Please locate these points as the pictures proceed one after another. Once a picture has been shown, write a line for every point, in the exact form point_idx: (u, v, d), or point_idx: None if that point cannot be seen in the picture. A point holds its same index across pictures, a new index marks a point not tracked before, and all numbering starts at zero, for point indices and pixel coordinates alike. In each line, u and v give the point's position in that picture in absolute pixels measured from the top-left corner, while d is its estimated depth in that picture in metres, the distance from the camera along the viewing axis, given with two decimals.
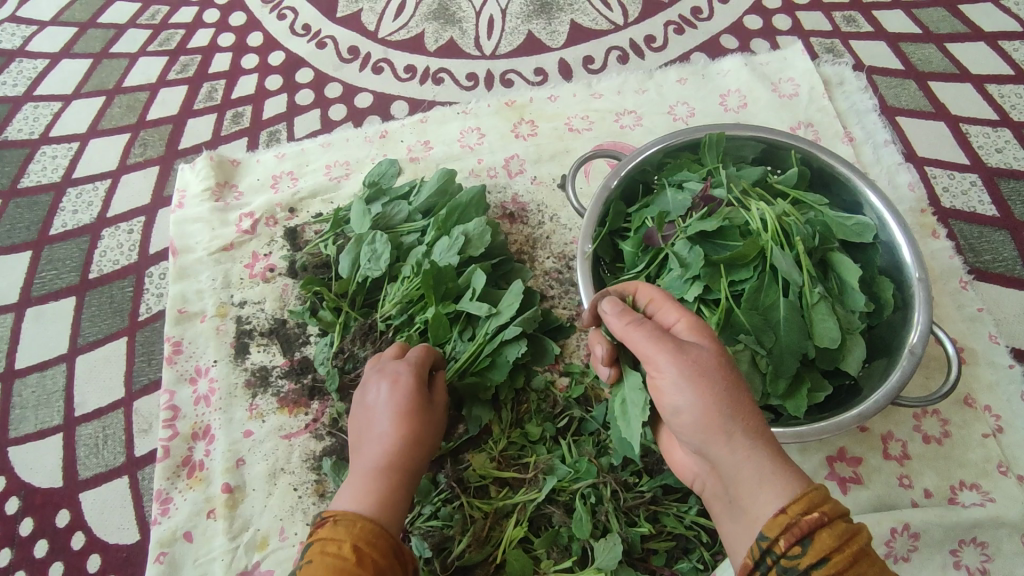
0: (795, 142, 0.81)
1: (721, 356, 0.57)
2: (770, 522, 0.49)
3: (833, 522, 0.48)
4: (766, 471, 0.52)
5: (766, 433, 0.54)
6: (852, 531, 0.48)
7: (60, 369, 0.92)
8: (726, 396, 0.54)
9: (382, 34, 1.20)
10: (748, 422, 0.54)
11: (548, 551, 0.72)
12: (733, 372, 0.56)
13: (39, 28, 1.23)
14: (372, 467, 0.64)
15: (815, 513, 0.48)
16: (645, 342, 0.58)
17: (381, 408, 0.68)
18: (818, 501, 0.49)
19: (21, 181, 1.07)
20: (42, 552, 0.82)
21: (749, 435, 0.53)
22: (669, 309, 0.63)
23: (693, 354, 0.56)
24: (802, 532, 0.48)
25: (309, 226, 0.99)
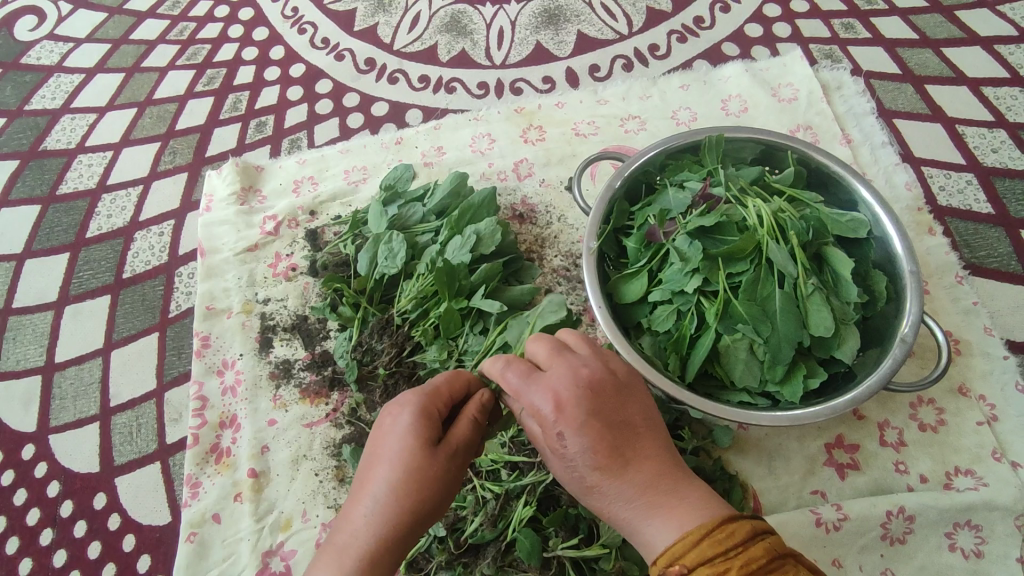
0: (790, 143, 0.85)
1: (572, 442, 0.59)
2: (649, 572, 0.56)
3: (693, 573, 0.52)
4: (638, 531, 0.58)
5: (636, 495, 0.58)
6: (715, 574, 0.51)
7: (97, 363, 0.98)
8: (588, 487, 0.60)
9: (397, 46, 1.26)
10: (613, 497, 0.59)
11: (557, 530, 0.75)
12: (584, 461, 0.59)
13: (75, 45, 1.31)
14: (364, 525, 0.59)
15: (676, 566, 0.53)
16: (527, 430, 0.64)
17: (393, 445, 0.61)
18: (678, 554, 0.54)
19: (60, 188, 1.14)
20: (80, 533, 0.87)
21: (618, 507, 0.59)
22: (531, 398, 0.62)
23: (559, 454, 0.60)
24: None
25: (329, 227, 1.04)
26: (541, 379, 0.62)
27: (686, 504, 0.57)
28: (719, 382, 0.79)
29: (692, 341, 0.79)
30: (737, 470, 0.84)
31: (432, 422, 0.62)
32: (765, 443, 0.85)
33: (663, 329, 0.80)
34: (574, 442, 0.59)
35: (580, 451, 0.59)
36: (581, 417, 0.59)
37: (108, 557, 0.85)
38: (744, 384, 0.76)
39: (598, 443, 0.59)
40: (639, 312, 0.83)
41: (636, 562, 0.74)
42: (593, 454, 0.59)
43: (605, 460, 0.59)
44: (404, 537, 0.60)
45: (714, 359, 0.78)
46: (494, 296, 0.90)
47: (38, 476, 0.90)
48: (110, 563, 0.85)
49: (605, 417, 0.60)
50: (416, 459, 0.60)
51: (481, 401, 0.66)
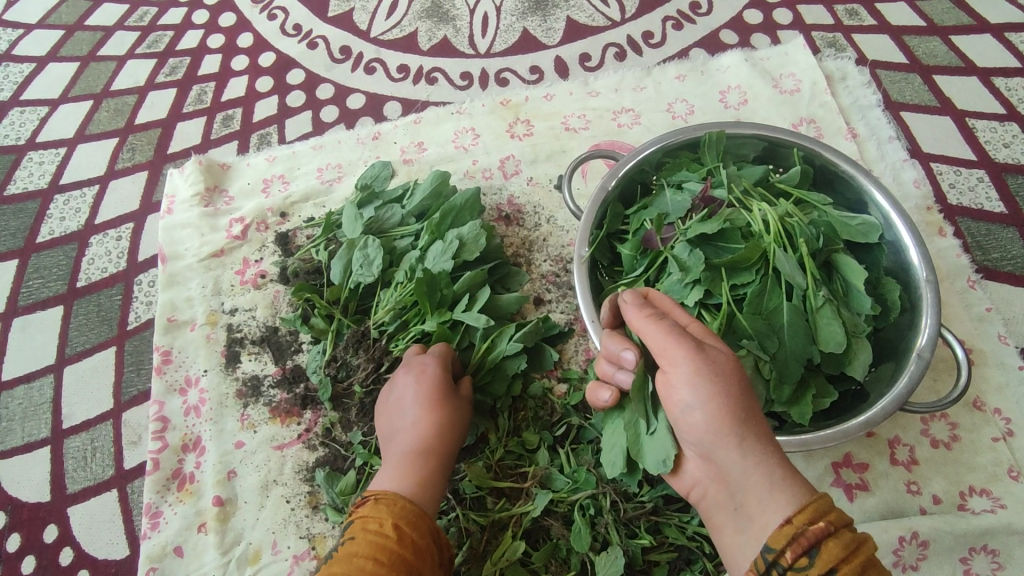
0: (796, 140, 0.79)
1: (733, 364, 0.57)
2: (775, 533, 0.49)
3: (839, 534, 0.47)
4: (775, 479, 0.52)
5: (773, 446, 0.54)
6: (859, 540, 0.47)
7: (48, 380, 0.90)
8: (739, 417, 0.54)
9: (375, 33, 1.18)
10: (757, 435, 0.54)
11: (546, 565, 0.70)
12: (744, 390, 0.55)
13: (26, 31, 1.21)
14: (410, 452, 0.67)
15: (820, 523, 0.48)
16: (659, 340, 0.58)
17: (410, 401, 0.71)
18: (823, 510, 0.49)
19: (8, 188, 1.05)
20: (29, 569, 0.80)
21: (760, 445, 0.54)
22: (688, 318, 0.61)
23: (716, 370, 0.55)
24: (808, 542, 0.47)
25: (301, 231, 0.97)
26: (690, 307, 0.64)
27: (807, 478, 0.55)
28: None
29: None
30: None
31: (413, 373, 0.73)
32: None
33: None
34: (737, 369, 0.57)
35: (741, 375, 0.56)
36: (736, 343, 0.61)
37: None
38: None
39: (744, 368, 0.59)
40: None
41: None
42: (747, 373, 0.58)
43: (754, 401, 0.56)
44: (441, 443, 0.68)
45: None
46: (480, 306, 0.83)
47: None
48: None
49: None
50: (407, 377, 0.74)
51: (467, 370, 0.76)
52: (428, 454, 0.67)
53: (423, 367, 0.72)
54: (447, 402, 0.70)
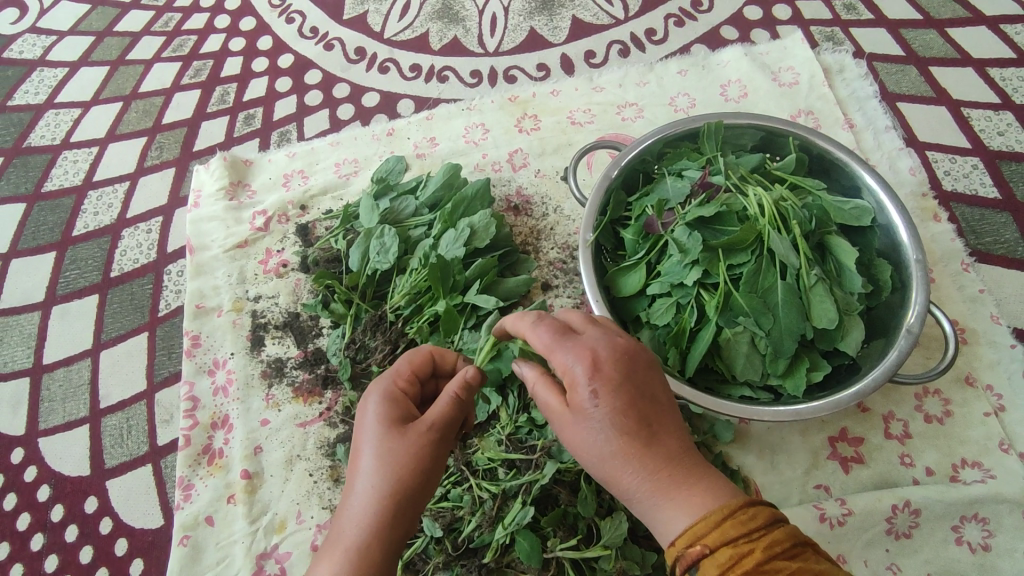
0: (792, 129, 0.83)
1: (613, 411, 0.56)
2: (668, 551, 0.54)
3: (716, 554, 0.51)
4: (656, 518, 0.56)
5: (661, 469, 0.56)
6: (739, 555, 0.50)
7: (85, 364, 0.96)
8: (609, 456, 0.57)
9: (388, 34, 1.23)
10: (635, 471, 0.56)
11: (554, 530, 0.74)
12: (614, 430, 0.56)
13: (58, 38, 1.28)
14: (339, 541, 0.57)
15: (698, 546, 0.52)
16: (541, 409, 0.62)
17: (361, 456, 0.60)
18: (702, 533, 0.52)
19: (45, 185, 1.12)
20: (72, 537, 0.85)
21: (639, 494, 0.56)
22: (562, 356, 0.59)
23: (584, 419, 0.57)
24: (686, 565, 0.52)
25: (320, 222, 1.02)
26: (573, 341, 0.60)
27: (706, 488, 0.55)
28: (719, 377, 0.77)
29: (691, 335, 0.77)
30: (739, 464, 0.82)
31: (401, 406, 0.63)
32: (767, 436, 0.84)
33: (662, 322, 0.77)
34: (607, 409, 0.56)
35: (608, 415, 0.56)
36: (618, 380, 0.57)
37: (100, 562, 0.84)
38: (746, 378, 0.73)
39: (628, 408, 0.57)
40: (638, 305, 0.80)
41: (636, 561, 0.72)
42: (614, 432, 0.56)
43: (632, 432, 0.56)
44: (392, 522, 0.57)
45: (714, 353, 0.76)
46: (489, 290, 0.88)
47: (27, 480, 0.89)
48: (102, 568, 0.84)
49: (636, 387, 0.58)
50: (393, 438, 0.60)
51: (463, 375, 0.63)
52: (371, 527, 0.57)
53: (376, 401, 0.63)
54: (407, 436, 0.60)
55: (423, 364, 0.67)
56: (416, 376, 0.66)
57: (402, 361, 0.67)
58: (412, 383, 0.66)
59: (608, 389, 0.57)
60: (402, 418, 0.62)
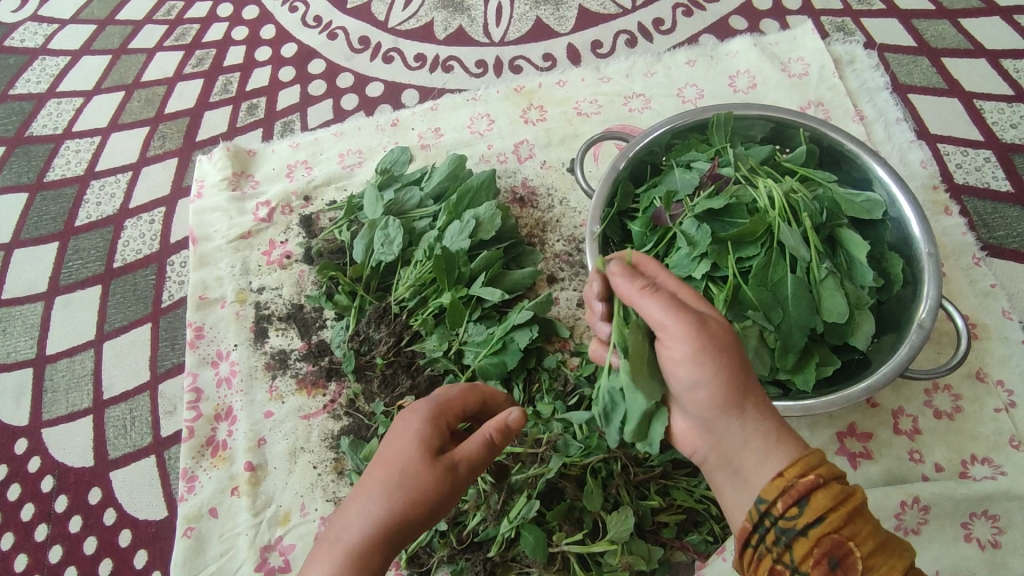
0: (802, 120, 0.81)
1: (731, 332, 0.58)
2: (768, 486, 0.53)
3: (829, 485, 0.52)
4: (770, 440, 0.56)
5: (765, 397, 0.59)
6: (846, 493, 0.52)
7: (88, 355, 0.95)
8: (740, 364, 0.57)
9: (392, 23, 1.21)
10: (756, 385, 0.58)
11: (560, 524, 0.73)
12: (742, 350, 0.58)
13: (60, 26, 1.27)
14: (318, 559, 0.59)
15: (812, 475, 0.52)
16: (658, 312, 0.57)
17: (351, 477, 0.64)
18: (815, 464, 0.53)
19: (47, 175, 1.11)
20: (75, 528, 0.85)
21: (756, 407, 0.57)
22: (669, 283, 0.63)
23: (706, 321, 0.57)
24: (798, 494, 0.52)
25: (324, 213, 1.01)
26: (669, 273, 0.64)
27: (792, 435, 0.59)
28: None
29: None
30: None
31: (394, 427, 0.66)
32: None
33: None
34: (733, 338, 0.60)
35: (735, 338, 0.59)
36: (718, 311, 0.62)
37: (104, 553, 0.84)
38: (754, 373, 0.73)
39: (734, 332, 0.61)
40: None
41: (643, 557, 0.71)
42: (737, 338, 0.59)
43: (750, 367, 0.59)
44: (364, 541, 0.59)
45: None
46: (494, 283, 0.87)
47: (31, 471, 0.89)
48: (107, 559, 0.83)
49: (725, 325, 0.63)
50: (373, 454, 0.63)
51: (504, 419, 0.62)
52: (374, 544, 0.58)
53: (416, 430, 0.62)
54: (433, 470, 0.60)
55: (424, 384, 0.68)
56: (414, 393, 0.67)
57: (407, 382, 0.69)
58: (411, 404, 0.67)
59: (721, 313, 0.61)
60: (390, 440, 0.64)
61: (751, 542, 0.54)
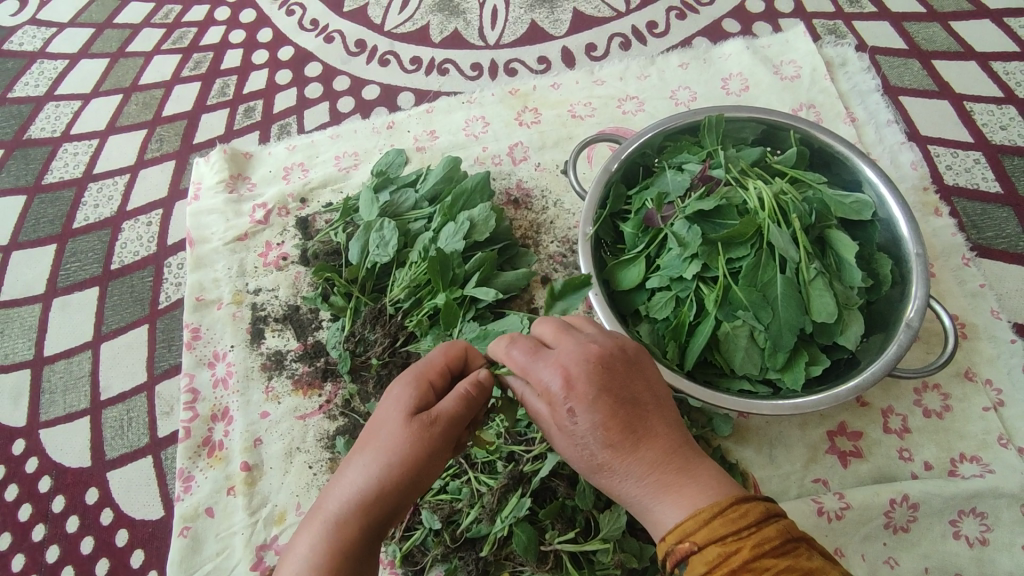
0: (793, 122, 0.82)
1: (604, 395, 0.57)
2: (659, 547, 0.55)
3: (705, 550, 0.51)
4: (650, 513, 0.57)
5: (650, 470, 0.56)
6: (727, 552, 0.50)
7: (86, 356, 0.96)
8: (600, 463, 0.57)
9: (388, 27, 1.22)
10: (626, 473, 0.56)
11: (552, 522, 0.74)
12: (596, 425, 0.56)
13: (58, 30, 1.28)
14: (321, 511, 0.58)
15: (686, 543, 0.52)
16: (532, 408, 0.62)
17: (366, 441, 0.61)
18: (691, 531, 0.52)
19: (45, 178, 1.12)
20: (73, 528, 0.86)
21: (627, 487, 0.57)
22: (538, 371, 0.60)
23: (568, 430, 0.58)
24: (676, 562, 0.52)
25: (320, 215, 1.02)
26: (547, 355, 0.59)
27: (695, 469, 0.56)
28: (719, 371, 0.77)
29: (691, 328, 0.77)
30: (738, 459, 0.82)
31: (421, 396, 0.62)
32: (766, 430, 0.84)
33: (661, 316, 0.78)
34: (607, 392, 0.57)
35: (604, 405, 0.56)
36: (595, 392, 0.56)
37: (101, 553, 0.84)
38: (745, 372, 0.74)
39: (610, 418, 0.56)
40: (638, 299, 0.80)
41: (634, 554, 0.72)
42: (600, 435, 0.56)
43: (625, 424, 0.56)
44: (373, 518, 0.57)
45: (713, 348, 0.76)
46: (487, 283, 0.88)
47: (28, 471, 0.89)
48: (104, 559, 0.84)
49: (616, 393, 0.57)
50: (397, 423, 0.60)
51: (475, 376, 0.63)
52: (354, 515, 0.57)
53: (401, 392, 0.62)
54: (421, 433, 0.59)
55: (454, 361, 0.66)
56: (447, 369, 0.65)
57: (437, 354, 0.66)
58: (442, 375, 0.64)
59: (584, 401, 0.56)
60: (419, 409, 0.61)
61: None
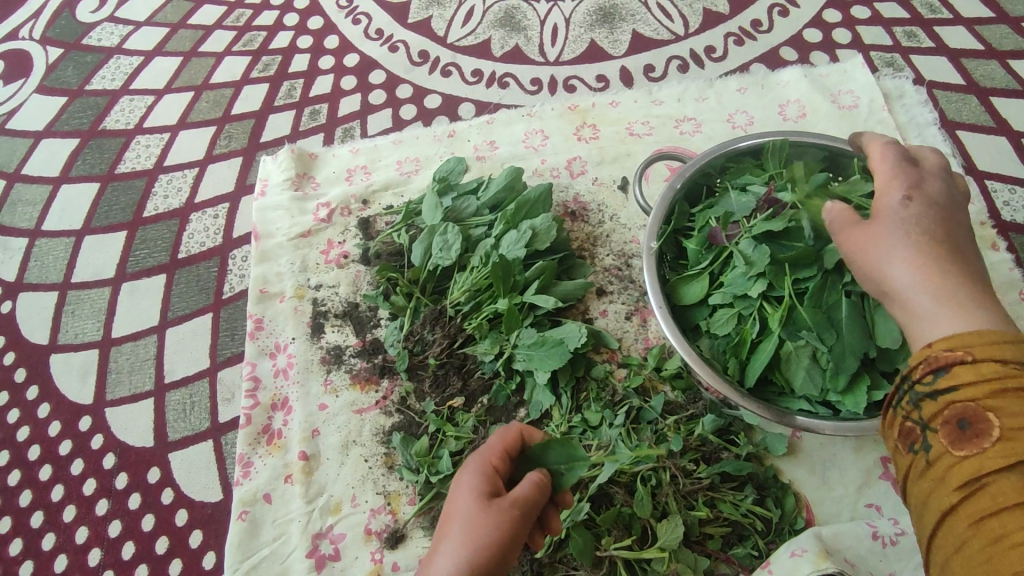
0: (858, 150, 0.83)
1: (904, 217, 0.63)
2: (919, 353, 0.57)
3: (977, 364, 0.52)
4: (941, 312, 0.57)
5: (947, 290, 0.58)
6: (1004, 375, 0.51)
7: (152, 340, 0.99)
8: (915, 263, 0.60)
9: (451, 39, 1.26)
10: (921, 272, 0.60)
11: (609, 529, 0.75)
12: (906, 238, 0.61)
13: (135, 28, 1.33)
14: None
15: (960, 351, 0.53)
16: (885, 204, 0.65)
17: (455, 526, 0.63)
18: (968, 344, 0.53)
19: (118, 167, 1.16)
20: (134, 505, 0.88)
21: (934, 288, 0.59)
22: (881, 200, 0.65)
23: (880, 228, 0.63)
24: (937, 364, 0.54)
25: (381, 217, 1.05)
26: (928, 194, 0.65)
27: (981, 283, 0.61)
28: (778, 389, 0.79)
29: (752, 345, 0.79)
30: (790, 479, 0.82)
31: (492, 478, 0.65)
32: (819, 453, 0.83)
33: (723, 332, 0.80)
34: (880, 214, 0.64)
35: (906, 222, 0.62)
36: (932, 210, 0.63)
37: (161, 531, 0.87)
38: (805, 392, 0.75)
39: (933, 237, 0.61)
40: (699, 314, 0.82)
41: (689, 566, 0.74)
42: (926, 230, 0.62)
43: (929, 229, 0.62)
44: None
45: (774, 367, 0.78)
46: (546, 290, 0.91)
47: (94, 448, 0.92)
48: (163, 537, 0.86)
49: (948, 232, 0.62)
50: (478, 507, 0.63)
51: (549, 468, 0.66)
52: None
53: (472, 476, 0.65)
54: (497, 518, 0.61)
55: (512, 443, 0.68)
56: (507, 453, 0.68)
57: (496, 436, 0.69)
58: (504, 459, 0.67)
59: (926, 212, 0.63)
60: (492, 492, 0.64)
61: (895, 406, 0.58)
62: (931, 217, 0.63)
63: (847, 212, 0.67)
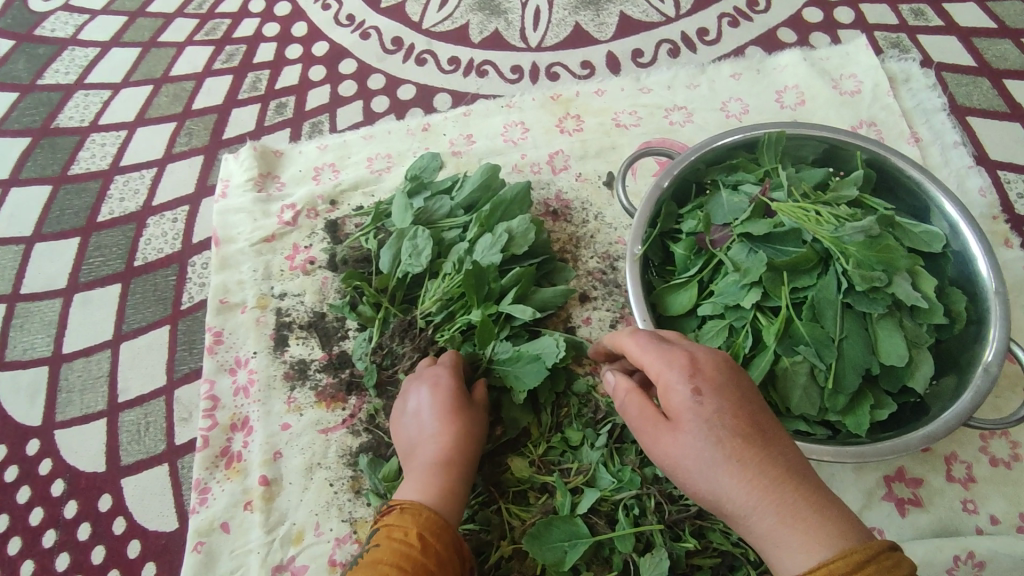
0: (860, 143, 0.76)
1: (697, 409, 0.52)
2: None
3: None
4: (779, 529, 0.49)
5: (770, 487, 0.50)
6: None
7: (105, 355, 0.93)
8: (723, 459, 0.51)
9: (426, 24, 1.18)
10: (741, 479, 0.50)
11: (588, 562, 0.70)
12: (715, 441, 0.51)
13: (91, 17, 1.25)
14: (427, 464, 0.69)
15: None
16: (673, 401, 0.53)
17: (429, 413, 0.73)
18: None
19: (71, 168, 1.09)
20: (84, 536, 0.83)
21: (765, 502, 0.49)
22: (668, 398, 0.54)
23: (680, 433, 0.53)
24: None
25: (349, 219, 0.98)
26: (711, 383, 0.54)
27: (797, 454, 0.53)
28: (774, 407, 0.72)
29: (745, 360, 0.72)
30: None
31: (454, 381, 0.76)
32: None
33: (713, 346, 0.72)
34: (679, 421, 0.53)
35: (703, 419, 0.52)
36: (722, 381, 0.54)
37: (112, 563, 0.81)
38: (802, 412, 0.68)
39: (736, 428, 0.51)
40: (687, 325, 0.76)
41: None
42: (725, 414, 0.52)
43: (737, 425, 0.52)
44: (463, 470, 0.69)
45: (769, 384, 0.71)
46: (524, 299, 0.84)
47: (42, 473, 0.86)
48: (114, 570, 0.81)
49: (743, 405, 0.53)
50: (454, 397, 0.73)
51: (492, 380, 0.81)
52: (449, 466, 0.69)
53: (438, 378, 0.75)
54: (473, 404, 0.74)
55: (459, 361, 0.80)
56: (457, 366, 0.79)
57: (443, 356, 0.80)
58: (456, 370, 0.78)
59: (714, 391, 0.53)
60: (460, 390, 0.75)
61: None
62: (722, 400, 0.53)
63: (646, 424, 0.56)
